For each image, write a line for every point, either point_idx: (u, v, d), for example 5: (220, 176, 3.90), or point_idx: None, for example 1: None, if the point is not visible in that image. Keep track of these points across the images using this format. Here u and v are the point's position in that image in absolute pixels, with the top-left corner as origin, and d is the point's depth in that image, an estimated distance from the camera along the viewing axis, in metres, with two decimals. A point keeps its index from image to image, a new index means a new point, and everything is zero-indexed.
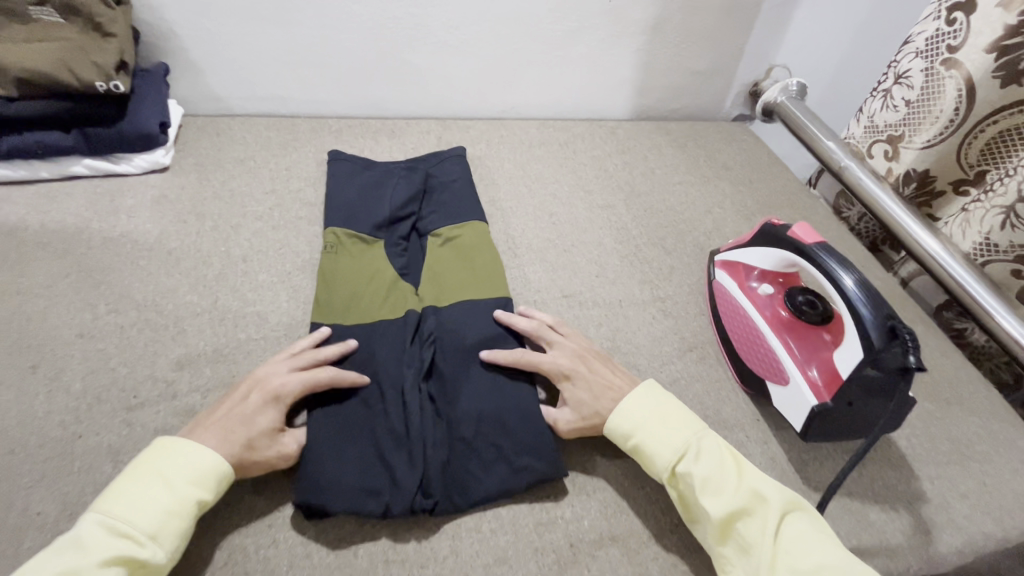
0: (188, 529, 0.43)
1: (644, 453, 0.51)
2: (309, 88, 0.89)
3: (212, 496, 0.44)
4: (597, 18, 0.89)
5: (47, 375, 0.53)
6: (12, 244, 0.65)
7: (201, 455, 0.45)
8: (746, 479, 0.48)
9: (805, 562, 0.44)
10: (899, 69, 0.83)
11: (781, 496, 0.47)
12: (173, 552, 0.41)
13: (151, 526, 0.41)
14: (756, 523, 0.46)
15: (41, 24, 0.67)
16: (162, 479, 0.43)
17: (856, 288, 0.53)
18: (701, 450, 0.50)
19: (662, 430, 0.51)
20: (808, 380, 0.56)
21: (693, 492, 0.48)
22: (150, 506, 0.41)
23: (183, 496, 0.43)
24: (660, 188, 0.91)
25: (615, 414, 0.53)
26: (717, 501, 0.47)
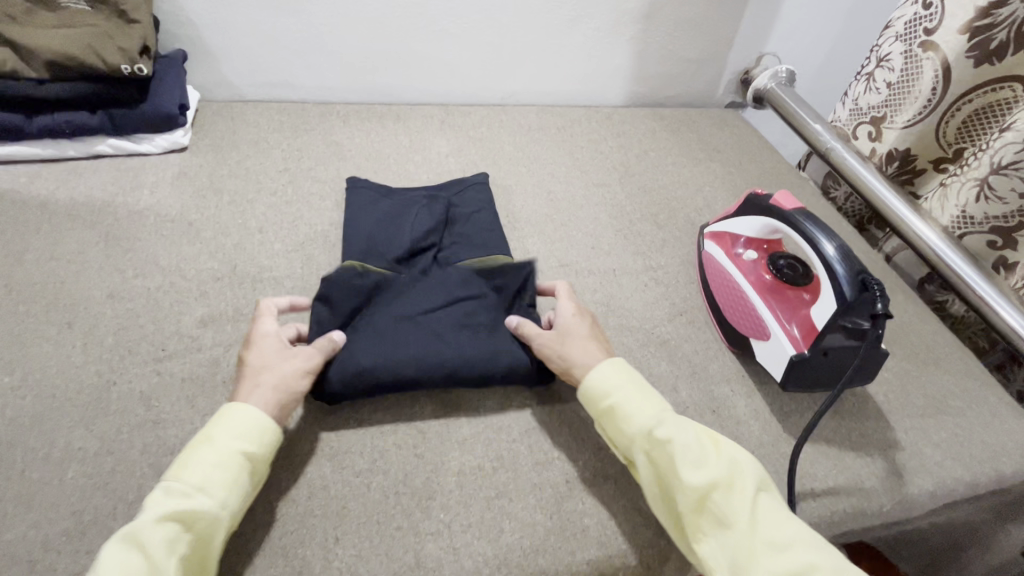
0: (237, 480, 0.43)
1: (622, 418, 0.50)
2: (318, 75, 0.94)
3: (258, 448, 0.45)
4: (592, 8, 0.94)
5: (82, 330, 0.58)
6: (45, 215, 0.69)
7: (233, 412, 0.46)
8: (723, 452, 0.48)
9: (781, 536, 0.43)
10: (881, 53, 0.87)
11: (757, 470, 0.47)
12: (225, 504, 0.42)
13: (201, 479, 0.42)
14: (734, 495, 0.45)
15: (70, 12, 0.71)
16: (207, 440, 0.44)
17: (831, 248, 0.57)
18: (677, 420, 0.49)
19: (640, 397, 0.51)
20: (788, 334, 0.60)
21: (673, 458, 0.47)
22: (198, 462, 0.42)
23: (224, 449, 0.43)
24: (653, 168, 0.95)
25: (593, 378, 0.52)
26: (697, 468, 0.46)
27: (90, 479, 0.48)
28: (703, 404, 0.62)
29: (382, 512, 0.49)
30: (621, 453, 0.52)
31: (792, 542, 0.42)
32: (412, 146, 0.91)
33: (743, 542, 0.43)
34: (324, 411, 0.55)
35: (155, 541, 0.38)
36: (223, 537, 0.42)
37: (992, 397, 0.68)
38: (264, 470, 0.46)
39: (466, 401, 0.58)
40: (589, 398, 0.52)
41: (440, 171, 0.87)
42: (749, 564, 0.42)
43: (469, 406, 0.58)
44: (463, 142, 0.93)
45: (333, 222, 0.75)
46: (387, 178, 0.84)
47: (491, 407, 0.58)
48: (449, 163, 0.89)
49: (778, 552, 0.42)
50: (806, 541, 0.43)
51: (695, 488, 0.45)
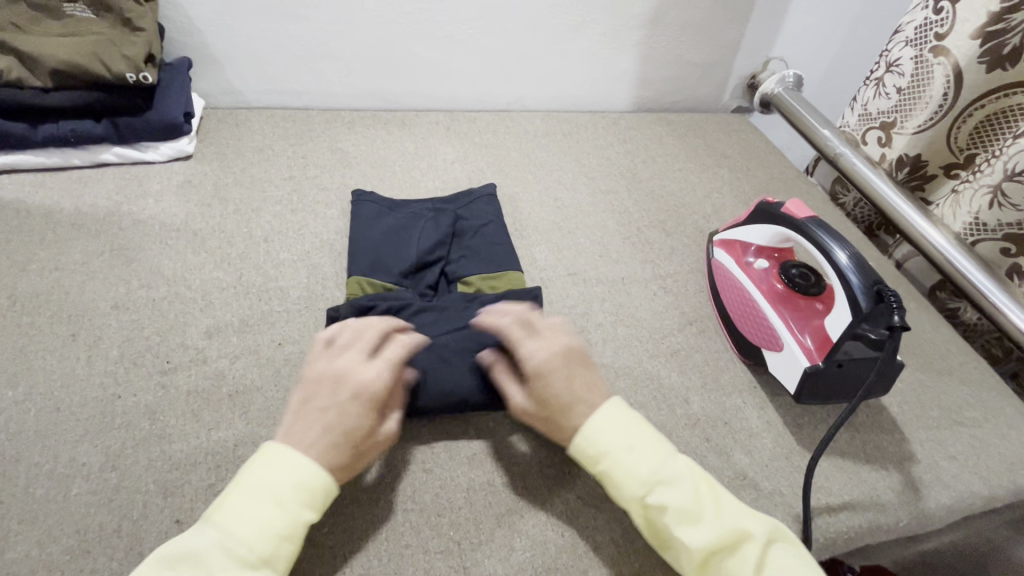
0: (296, 549, 0.42)
1: (614, 482, 0.47)
2: (323, 81, 0.93)
3: (319, 516, 0.43)
4: (598, 13, 0.93)
5: (87, 342, 0.57)
6: (49, 224, 0.69)
7: (309, 477, 0.42)
8: (722, 508, 0.45)
9: None
10: (890, 58, 0.86)
11: (761, 527, 0.45)
12: (281, 573, 0.41)
13: (265, 549, 0.40)
14: (737, 556, 0.43)
15: (75, 20, 0.71)
16: (275, 501, 0.41)
17: (847, 258, 0.55)
18: (673, 477, 0.46)
19: (630, 455, 0.47)
20: (802, 345, 0.59)
21: (670, 525, 0.44)
22: (264, 529, 0.40)
23: (295, 519, 0.41)
24: (660, 174, 0.94)
25: (584, 442, 0.48)
26: (697, 533, 0.44)
27: (95, 496, 0.47)
28: (715, 416, 0.61)
29: (390, 529, 0.48)
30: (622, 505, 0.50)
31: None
32: (418, 153, 0.90)
33: None
34: None
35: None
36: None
37: (1008, 408, 0.67)
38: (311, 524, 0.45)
39: (474, 414, 0.57)
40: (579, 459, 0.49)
41: (446, 179, 0.86)
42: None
43: (477, 418, 0.57)
44: (468, 148, 0.93)
45: (339, 230, 0.74)
46: (393, 185, 0.84)
47: (500, 420, 0.57)
48: (455, 169, 0.88)
49: None
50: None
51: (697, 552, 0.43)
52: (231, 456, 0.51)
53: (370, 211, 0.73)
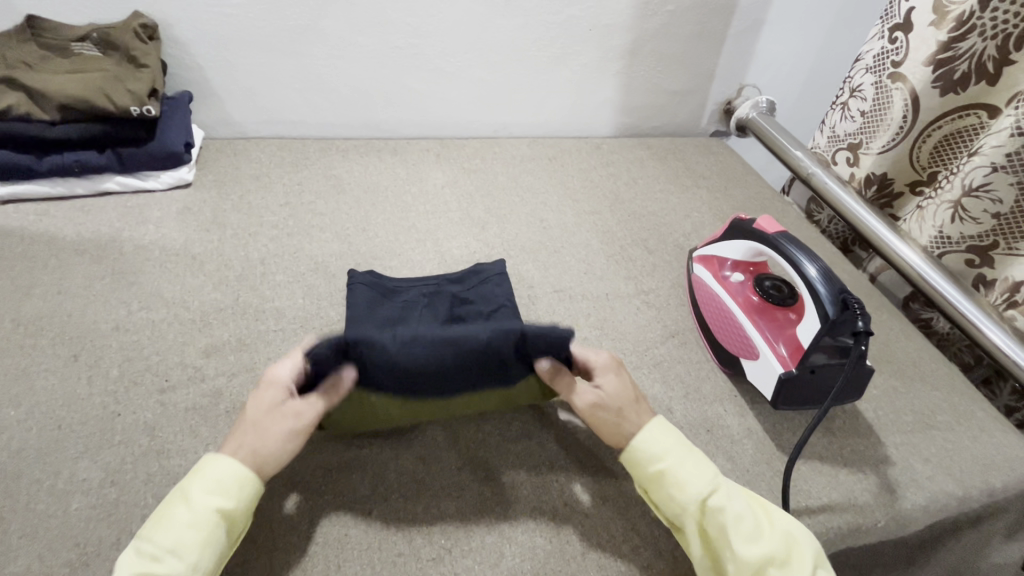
0: (210, 540, 0.42)
1: (675, 484, 0.49)
2: (318, 112, 0.97)
3: (233, 505, 0.44)
4: (580, 45, 0.99)
5: (88, 362, 0.59)
6: (53, 250, 0.71)
7: (217, 469, 0.45)
8: (777, 525, 0.48)
9: None
10: (853, 84, 0.92)
11: (811, 545, 0.48)
12: (198, 564, 0.41)
13: (172, 542, 0.41)
14: (790, 571, 0.46)
15: (83, 58, 0.77)
16: (183, 496, 0.44)
17: (816, 271, 0.58)
18: (728, 488, 0.50)
19: (691, 460, 0.51)
20: (776, 354, 0.61)
21: (731, 531, 0.47)
22: (172, 523, 0.42)
23: (199, 510, 0.43)
24: (642, 196, 0.98)
25: (645, 441, 0.51)
26: (755, 544, 0.46)
27: (93, 510, 0.48)
28: (697, 423, 0.63)
29: (383, 538, 0.50)
30: (663, 514, 0.51)
31: None
32: (409, 178, 0.94)
33: None
34: (327, 436, 0.56)
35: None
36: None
37: (979, 411, 0.70)
38: (249, 519, 0.46)
39: (464, 426, 0.59)
40: (637, 459, 0.51)
41: (437, 203, 0.90)
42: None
43: (468, 431, 0.59)
44: (457, 173, 0.97)
45: (333, 253, 0.77)
46: (386, 209, 0.87)
47: (489, 430, 0.59)
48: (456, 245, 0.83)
49: None
50: None
51: (755, 561, 0.46)
52: None
53: (370, 294, 0.66)
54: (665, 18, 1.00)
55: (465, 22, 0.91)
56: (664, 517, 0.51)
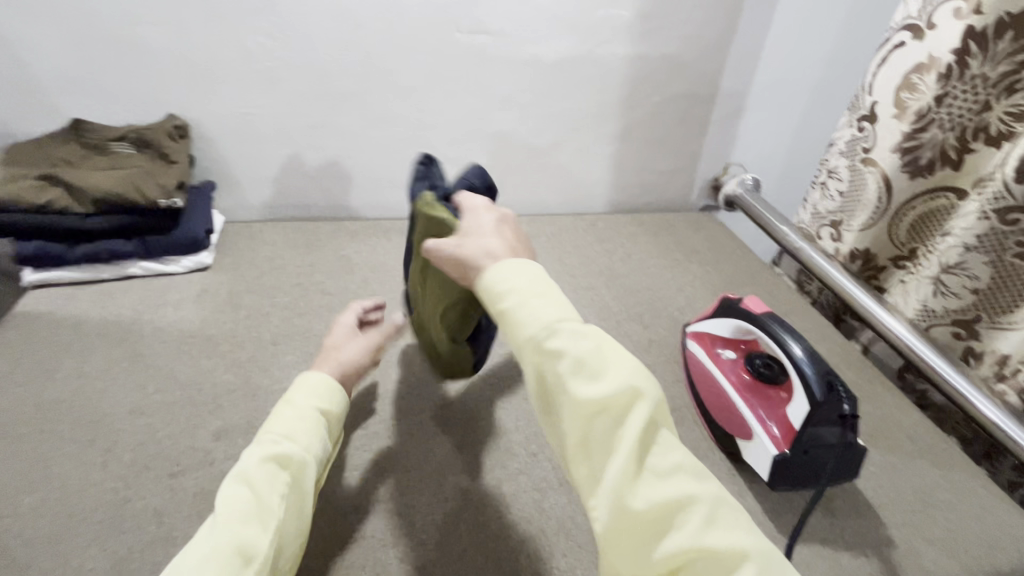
0: (315, 429, 0.53)
1: (512, 323, 0.41)
2: (330, 196, 1.04)
3: (329, 405, 0.56)
4: (574, 132, 1.08)
5: (102, 447, 0.61)
6: (77, 335, 0.75)
7: (311, 378, 0.57)
8: (623, 371, 0.38)
9: (665, 464, 0.37)
10: (829, 166, 0.98)
11: (656, 394, 0.38)
12: (309, 448, 0.51)
13: (285, 430, 0.51)
14: (623, 422, 0.37)
15: (119, 155, 0.85)
16: (287, 405, 0.54)
17: (803, 354, 0.61)
18: (578, 329, 0.40)
19: (537, 298, 0.41)
20: (769, 434, 0.63)
21: (562, 376, 0.38)
22: (284, 418, 0.52)
23: (305, 408, 0.54)
24: (636, 271, 1.03)
25: (493, 275, 0.43)
26: (586, 388, 0.38)
27: None
28: None
29: None
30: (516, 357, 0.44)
31: (674, 470, 0.37)
32: None
33: (623, 473, 0.36)
34: (331, 520, 0.57)
35: (260, 477, 0.46)
36: (312, 476, 0.50)
37: (980, 487, 0.70)
38: (338, 425, 0.57)
39: (465, 509, 0.60)
40: (484, 296, 0.43)
41: None
42: (624, 499, 0.36)
43: (469, 514, 0.59)
44: None
45: None
46: (392, 288, 0.91)
47: (491, 512, 0.60)
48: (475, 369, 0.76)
49: (658, 480, 0.36)
50: (687, 469, 0.37)
51: (585, 409, 0.37)
52: None
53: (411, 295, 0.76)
54: (651, 107, 1.09)
55: (468, 115, 1.00)
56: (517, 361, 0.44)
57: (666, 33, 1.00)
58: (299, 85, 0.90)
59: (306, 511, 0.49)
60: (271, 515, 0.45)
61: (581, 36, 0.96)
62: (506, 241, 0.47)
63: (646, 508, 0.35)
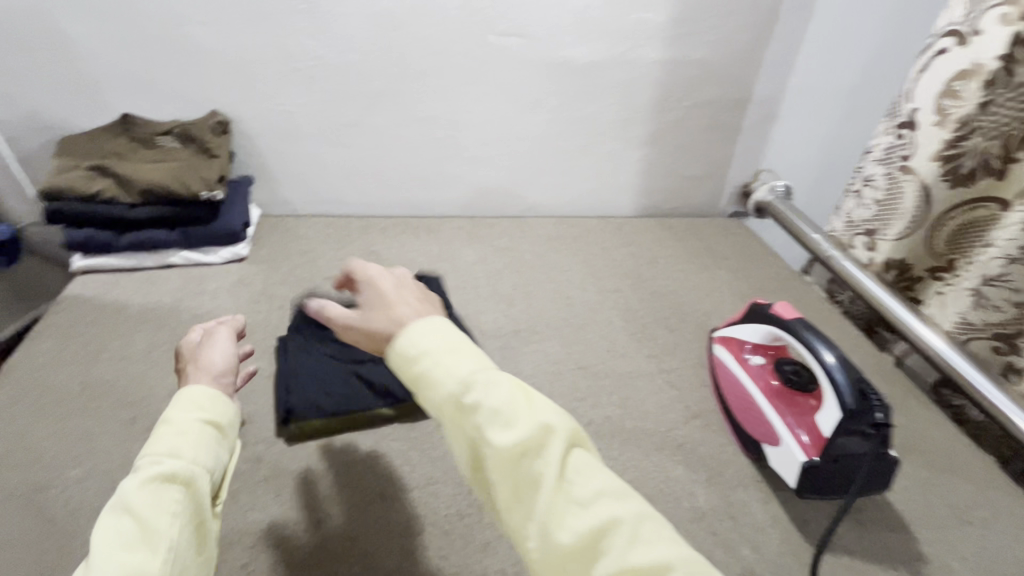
0: (203, 442, 0.39)
1: (426, 387, 0.36)
2: (362, 193, 1.06)
3: (217, 415, 0.41)
4: (604, 135, 1.08)
5: (143, 426, 0.63)
6: (121, 319, 0.78)
7: (191, 390, 0.42)
8: (535, 410, 0.34)
9: (588, 489, 0.32)
10: (865, 174, 0.96)
11: (569, 424, 0.34)
12: (203, 462, 0.38)
13: (166, 446, 0.38)
14: (544, 461, 0.32)
15: (165, 149, 0.89)
16: (161, 422, 0.40)
17: (834, 359, 0.60)
18: (492, 374, 0.35)
19: (449, 355, 0.36)
20: (799, 442, 0.62)
21: (480, 427, 0.33)
22: (157, 437, 0.38)
23: (185, 419, 0.40)
24: (662, 275, 1.02)
25: (402, 342, 0.37)
26: (504, 435, 0.33)
27: None
28: (720, 510, 0.63)
29: None
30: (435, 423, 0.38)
31: (599, 496, 0.32)
32: (442, 255, 1.00)
33: (550, 510, 0.31)
34: (357, 506, 0.58)
35: (141, 503, 0.35)
36: (211, 495, 0.38)
37: (1019, 507, 0.67)
38: (237, 436, 0.43)
39: (488, 502, 0.60)
40: (394, 364, 0.37)
41: (467, 280, 0.95)
42: (548, 529, 0.31)
43: (492, 507, 0.60)
44: (487, 252, 1.03)
45: None
46: None
47: None
48: None
49: (583, 507, 0.31)
50: (614, 493, 0.32)
51: (505, 457, 0.32)
52: (264, 536, 0.55)
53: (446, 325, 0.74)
54: (682, 111, 1.08)
55: (497, 116, 1.01)
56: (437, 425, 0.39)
57: (700, 37, 0.99)
58: (335, 84, 0.92)
59: (209, 535, 0.38)
60: (164, 548, 0.34)
61: (613, 39, 0.96)
62: (407, 307, 0.40)
63: (575, 541, 0.30)
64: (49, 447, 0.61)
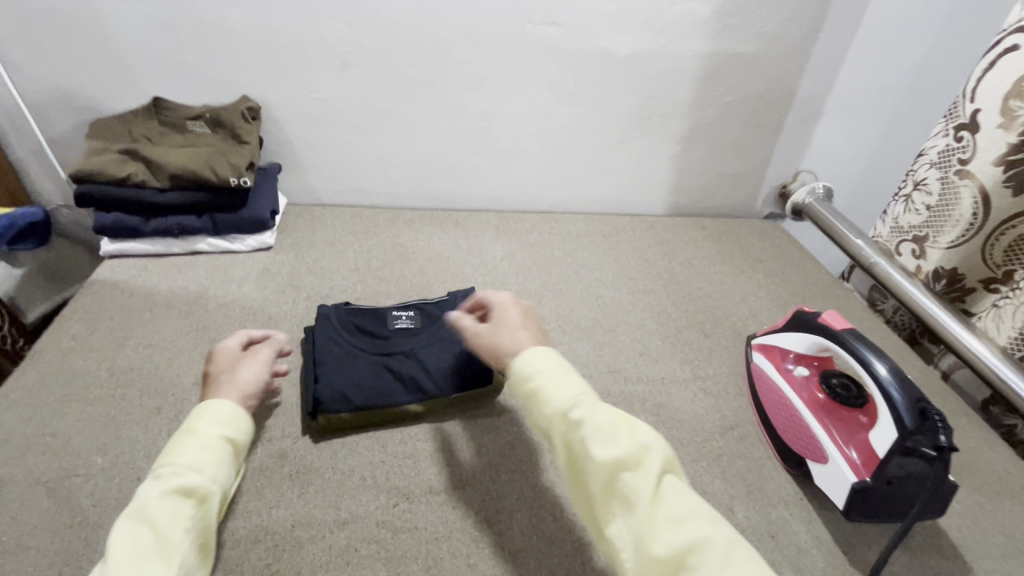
0: (223, 460, 0.47)
1: (540, 400, 0.47)
2: (390, 184, 1.05)
3: (237, 434, 0.49)
4: (640, 130, 1.04)
5: (169, 415, 0.63)
6: (148, 305, 0.78)
7: (215, 405, 0.50)
8: (635, 436, 0.44)
9: (681, 509, 0.41)
10: (917, 178, 0.91)
11: (663, 450, 0.44)
12: (217, 479, 0.46)
13: (191, 460, 0.45)
14: (640, 477, 0.42)
15: (195, 134, 0.87)
16: (188, 432, 0.48)
17: (888, 373, 0.57)
18: (596, 403, 0.46)
19: (561, 377, 0.48)
20: (848, 460, 0.59)
21: (585, 441, 0.44)
22: (187, 448, 0.46)
23: (211, 436, 0.47)
24: (697, 277, 0.98)
25: (522, 359, 0.49)
26: (606, 450, 0.43)
27: None
28: (760, 527, 0.60)
29: None
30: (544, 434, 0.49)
31: (690, 515, 0.40)
32: (470, 250, 0.98)
33: (645, 522, 0.40)
34: (384, 507, 0.57)
35: (159, 513, 0.42)
36: (219, 507, 0.46)
37: None
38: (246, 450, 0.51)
39: (518, 509, 0.58)
40: (513, 379, 0.50)
41: (494, 275, 0.93)
42: (646, 540, 0.40)
43: (522, 514, 0.58)
44: (516, 247, 1.00)
45: None
46: (447, 279, 0.91)
47: (544, 516, 0.58)
48: None
49: (676, 524, 0.40)
50: (704, 514, 0.40)
51: (605, 469, 0.43)
52: (290, 535, 0.54)
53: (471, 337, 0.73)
54: (722, 107, 1.04)
55: (531, 107, 0.98)
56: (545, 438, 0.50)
57: (747, 29, 0.95)
58: (369, 72, 0.90)
59: (209, 543, 0.45)
60: (175, 553, 0.41)
61: (656, 30, 0.92)
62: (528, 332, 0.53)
63: (667, 553, 0.38)
64: (76, 433, 0.60)
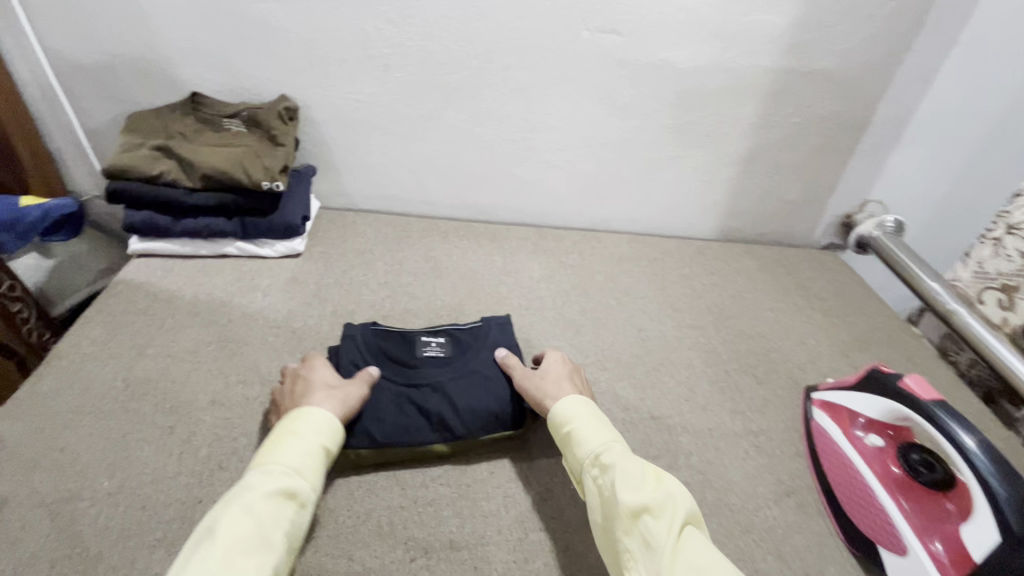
0: (322, 469, 0.49)
1: (574, 442, 0.52)
2: (426, 192, 1.00)
3: (333, 445, 0.51)
4: (697, 148, 0.97)
5: (182, 436, 0.59)
6: (171, 310, 0.75)
7: (313, 412, 0.51)
8: (662, 485, 0.47)
9: (702, 561, 0.42)
10: (1011, 220, 0.81)
11: (688, 505, 0.46)
12: (315, 487, 0.47)
13: (297, 463, 0.47)
14: (663, 524, 0.44)
15: (231, 133, 0.84)
16: (291, 434, 0.49)
17: (983, 459, 0.48)
18: (626, 452, 0.50)
19: (597, 425, 0.53)
20: (931, 553, 0.52)
21: (614, 484, 0.47)
22: (295, 449, 0.48)
23: (314, 441, 0.49)
24: (749, 313, 0.91)
25: (562, 405, 0.55)
26: (633, 494, 0.46)
27: None
28: None
29: None
30: (574, 480, 0.53)
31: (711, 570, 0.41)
32: (506, 268, 0.92)
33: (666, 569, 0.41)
34: (400, 561, 0.52)
35: (266, 512, 0.43)
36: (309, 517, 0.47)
37: None
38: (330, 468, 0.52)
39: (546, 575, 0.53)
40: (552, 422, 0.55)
41: (530, 298, 0.87)
42: None
43: None
44: (554, 268, 0.94)
45: None
46: (480, 300, 0.86)
47: None
48: None
49: None
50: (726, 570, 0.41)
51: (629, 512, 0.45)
52: None
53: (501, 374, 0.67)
54: (789, 128, 0.95)
55: (581, 119, 0.92)
56: (575, 484, 0.53)
57: (825, 45, 0.86)
58: (413, 75, 0.86)
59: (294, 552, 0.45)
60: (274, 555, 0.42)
61: (724, 41, 0.84)
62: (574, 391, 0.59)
63: None
64: (85, 451, 0.57)
